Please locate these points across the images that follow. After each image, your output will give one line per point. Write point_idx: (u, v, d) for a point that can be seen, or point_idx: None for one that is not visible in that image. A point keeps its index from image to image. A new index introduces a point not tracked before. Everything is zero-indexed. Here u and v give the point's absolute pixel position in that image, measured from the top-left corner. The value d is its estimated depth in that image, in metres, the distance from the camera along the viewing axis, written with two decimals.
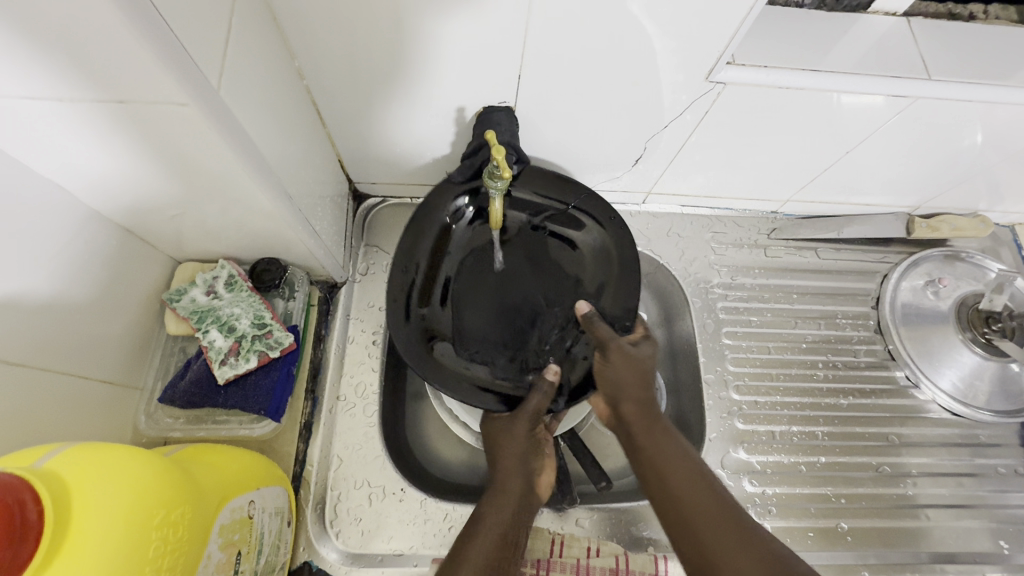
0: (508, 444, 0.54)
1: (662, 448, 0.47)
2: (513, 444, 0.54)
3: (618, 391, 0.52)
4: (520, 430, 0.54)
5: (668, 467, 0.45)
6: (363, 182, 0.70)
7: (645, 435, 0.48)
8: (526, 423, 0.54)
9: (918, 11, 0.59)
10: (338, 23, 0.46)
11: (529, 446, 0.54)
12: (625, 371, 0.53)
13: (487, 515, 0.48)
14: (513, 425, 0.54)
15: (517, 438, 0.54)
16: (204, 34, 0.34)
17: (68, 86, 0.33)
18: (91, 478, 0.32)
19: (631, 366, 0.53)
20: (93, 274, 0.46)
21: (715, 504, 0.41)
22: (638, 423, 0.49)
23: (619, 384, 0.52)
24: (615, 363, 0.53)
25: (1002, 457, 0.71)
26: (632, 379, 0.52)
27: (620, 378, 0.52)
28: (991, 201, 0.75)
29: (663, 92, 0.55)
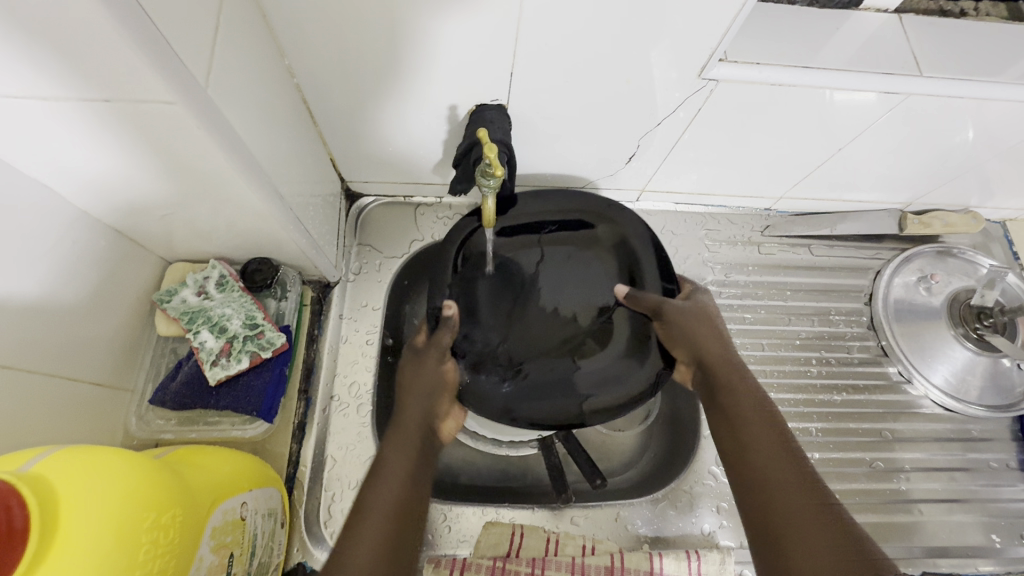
0: (414, 376, 0.52)
1: (738, 397, 0.48)
2: (418, 380, 0.51)
3: (692, 345, 0.53)
4: (433, 367, 0.52)
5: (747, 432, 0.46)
6: (356, 181, 0.69)
7: (732, 389, 0.49)
8: (435, 356, 0.53)
9: (911, 7, 0.59)
10: (327, 20, 0.46)
11: (437, 383, 0.52)
12: (701, 328, 0.53)
13: (387, 454, 0.45)
14: (423, 359, 0.53)
15: (428, 373, 0.52)
16: (190, 31, 0.33)
17: (52, 83, 0.32)
18: (79, 482, 0.32)
19: (699, 321, 0.54)
20: (81, 275, 0.46)
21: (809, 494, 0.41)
22: (726, 381, 0.50)
23: (687, 334, 0.54)
24: (686, 318, 0.54)
25: (993, 451, 0.72)
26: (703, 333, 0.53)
27: (698, 333, 0.53)
28: (982, 197, 0.76)
29: (656, 89, 0.55)
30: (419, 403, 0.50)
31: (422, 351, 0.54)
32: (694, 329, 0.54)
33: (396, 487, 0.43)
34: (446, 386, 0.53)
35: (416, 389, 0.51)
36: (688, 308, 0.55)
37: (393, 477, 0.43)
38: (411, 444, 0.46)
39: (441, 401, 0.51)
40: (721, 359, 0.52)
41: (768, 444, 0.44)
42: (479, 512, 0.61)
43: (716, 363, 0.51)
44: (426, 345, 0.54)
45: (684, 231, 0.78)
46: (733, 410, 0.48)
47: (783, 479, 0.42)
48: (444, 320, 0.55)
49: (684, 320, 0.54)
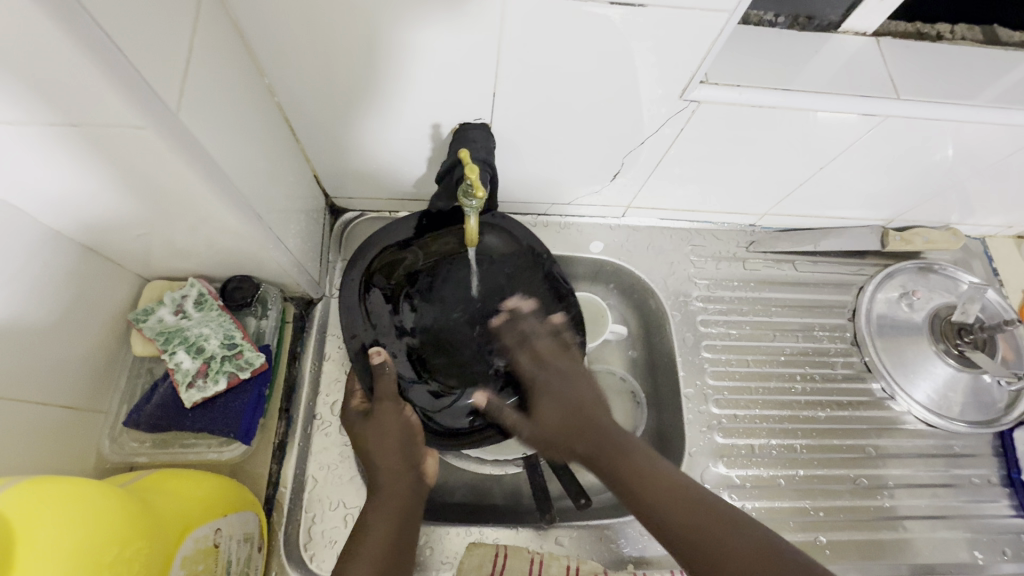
0: (377, 437, 0.55)
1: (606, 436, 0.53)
2: (385, 441, 0.55)
3: (559, 430, 0.56)
4: (391, 418, 0.56)
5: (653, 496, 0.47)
6: (339, 197, 0.69)
7: (598, 436, 0.53)
8: (392, 410, 0.56)
9: (888, 31, 0.60)
10: (307, 40, 0.46)
11: (403, 433, 0.56)
12: (559, 401, 0.57)
13: (370, 523, 0.51)
14: (377, 418, 0.56)
15: (391, 429, 0.56)
16: (162, 53, 0.33)
17: (17, 107, 0.32)
18: (37, 518, 0.31)
19: (564, 398, 0.57)
20: (53, 297, 0.45)
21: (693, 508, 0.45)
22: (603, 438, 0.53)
23: (548, 421, 0.56)
24: (545, 378, 0.58)
25: (975, 467, 0.72)
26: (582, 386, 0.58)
27: (552, 382, 0.58)
28: (962, 214, 0.77)
29: (641, 106, 0.55)
30: (392, 462, 0.54)
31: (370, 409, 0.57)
32: (560, 404, 0.57)
33: (376, 557, 0.48)
34: (412, 431, 0.57)
35: (381, 446, 0.55)
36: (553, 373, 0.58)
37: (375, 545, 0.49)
38: (390, 510, 0.52)
39: (411, 450, 0.56)
40: (597, 400, 0.57)
41: (657, 484, 0.48)
42: (463, 533, 0.60)
43: (584, 422, 0.55)
44: (372, 403, 0.57)
45: (669, 247, 0.79)
46: (618, 473, 0.50)
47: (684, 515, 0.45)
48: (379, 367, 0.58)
49: (547, 382, 0.58)
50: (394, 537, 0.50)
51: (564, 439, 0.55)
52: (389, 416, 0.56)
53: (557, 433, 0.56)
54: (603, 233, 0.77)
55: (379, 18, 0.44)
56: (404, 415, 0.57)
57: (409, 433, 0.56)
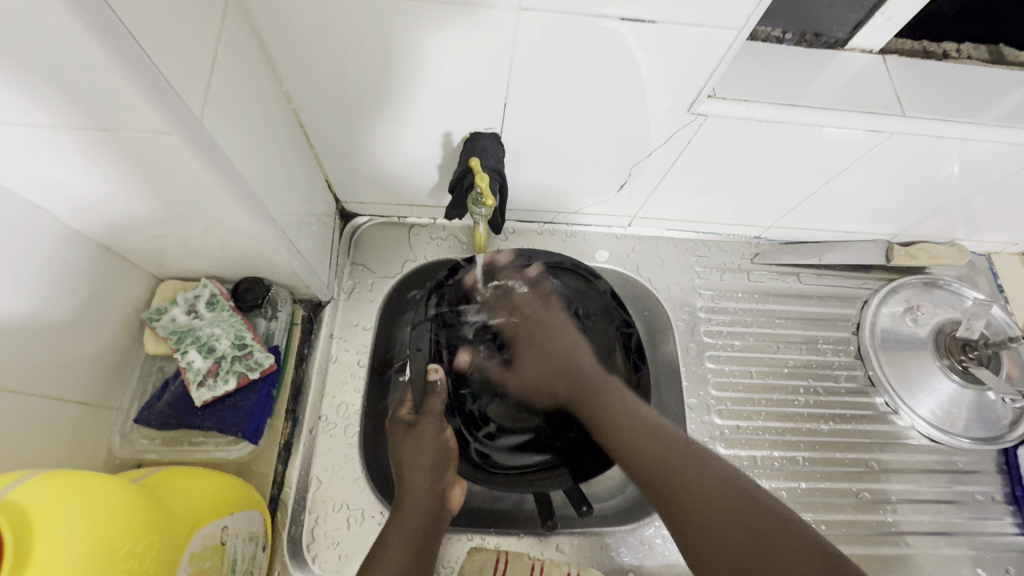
0: (414, 450, 0.59)
1: (622, 424, 0.59)
2: (420, 454, 0.59)
3: (542, 381, 0.66)
4: (432, 436, 0.60)
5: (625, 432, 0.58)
6: (350, 202, 0.70)
7: (612, 421, 0.60)
8: (431, 427, 0.61)
9: (895, 48, 0.61)
10: (325, 48, 0.47)
11: (439, 453, 0.60)
12: (544, 352, 0.67)
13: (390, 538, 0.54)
14: (419, 431, 0.60)
15: (428, 445, 0.60)
16: (188, 61, 0.34)
17: (46, 111, 0.33)
18: (55, 510, 0.32)
19: (542, 348, 0.67)
20: (70, 295, 0.46)
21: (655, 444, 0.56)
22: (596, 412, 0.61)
23: (532, 374, 0.66)
24: (525, 344, 0.68)
25: (979, 484, 0.72)
26: (566, 336, 0.67)
27: (533, 336, 0.68)
28: (966, 230, 0.77)
29: (649, 120, 0.56)
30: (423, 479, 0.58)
31: (416, 423, 0.61)
32: (539, 360, 0.67)
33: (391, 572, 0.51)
34: (448, 452, 0.61)
35: (417, 466, 0.58)
36: (527, 321, 0.68)
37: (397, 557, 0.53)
38: (410, 530, 0.55)
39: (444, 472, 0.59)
40: (557, 345, 0.67)
41: (646, 436, 0.57)
42: (464, 538, 0.61)
43: (581, 389, 0.64)
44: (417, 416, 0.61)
45: (674, 257, 0.79)
46: (600, 417, 0.61)
47: (715, 513, 0.50)
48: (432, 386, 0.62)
49: (528, 330, 0.68)
50: (411, 556, 0.53)
51: (550, 387, 0.65)
52: (430, 438, 0.60)
53: (541, 379, 0.66)
54: (609, 242, 0.78)
55: (396, 29, 0.45)
56: (443, 438, 0.61)
57: (445, 455, 0.60)
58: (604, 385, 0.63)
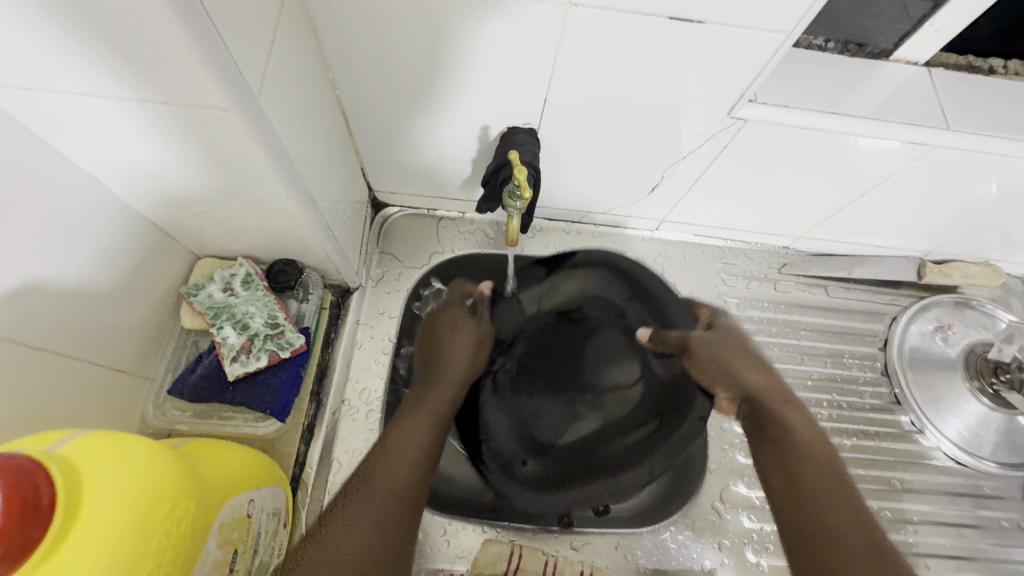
0: (451, 346, 0.58)
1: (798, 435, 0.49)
2: (454, 352, 0.58)
3: (718, 380, 0.55)
4: (462, 335, 0.59)
5: (800, 463, 0.47)
6: (382, 192, 0.71)
7: (785, 428, 0.50)
8: (467, 330, 0.59)
9: (940, 62, 0.60)
10: (372, 35, 0.48)
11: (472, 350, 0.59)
12: (737, 351, 0.56)
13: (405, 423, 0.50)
14: (459, 327, 0.59)
15: (460, 342, 0.58)
16: (250, 42, 0.35)
17: (112, 84, 0.34)
18: (103, 467, 0.33)
19: (732, 354, 0.56)
20: (117, 265, 0.48)
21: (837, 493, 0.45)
22: (780, 415, 0.51)
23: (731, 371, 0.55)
24: (708, 348, 0.56)
25: (1004, 510, 0.70)
26: (743, 365, 0.55)
27: (730, 345, 0.56)
28: (1002, 251, 0.76)
29: (686, 123, 0.56)
30: (456, 373, 0.56)
31: (458, 327, 0.60)
32: (729, 356, 0.55)
33: (371, 516, 0.42)
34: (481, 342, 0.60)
35: (450, 359, 0.57)
36: (715, 337, 0.57)
37: (395, 456, 0.46)
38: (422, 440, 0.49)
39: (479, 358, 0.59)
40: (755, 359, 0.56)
41: (824, 482, 0.45)
42: (479, 529, 0.61)
43: (769, 397, 0.53)
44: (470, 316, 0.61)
45: (700, 263, 0.79)
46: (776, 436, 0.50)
47: None
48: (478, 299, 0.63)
49: (721, 346, 0.56)
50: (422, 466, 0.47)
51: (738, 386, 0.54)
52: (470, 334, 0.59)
53: (723, 378, 0.55)
54: (636, 244, 0.78)
55: (445, 21, 0.46)
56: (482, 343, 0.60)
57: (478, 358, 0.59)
58: (793, 406, 0.52)
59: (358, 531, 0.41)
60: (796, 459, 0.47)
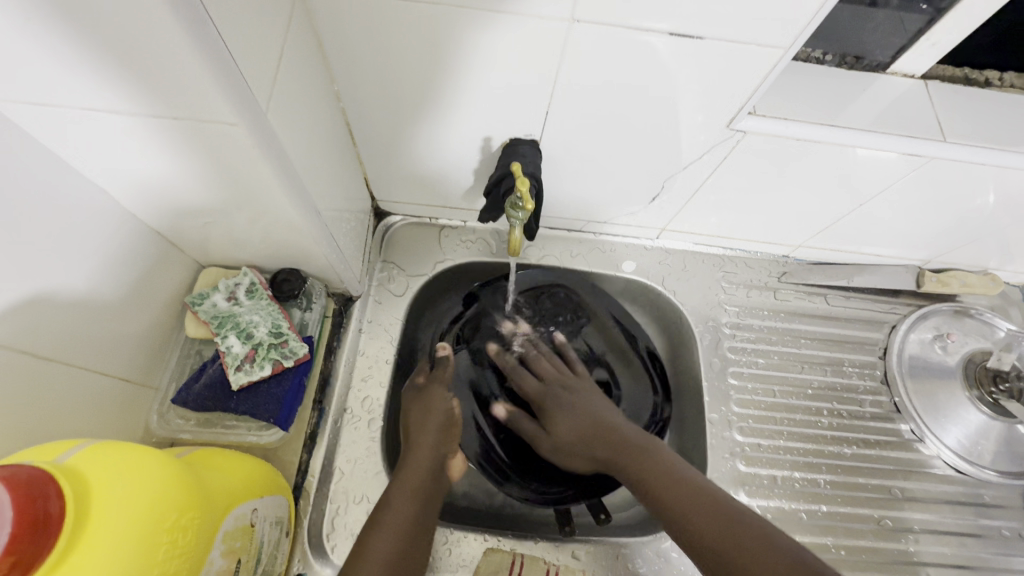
0: (420, 412, 0.62)
1: (640, 457, 0.56)
2: (426, 421, 0.61)
3: (574, 442, 0.61)
4: (439, 401, 0.63)
5: (663, 487, 0.53)
6: (385, 201, 0.72)
7: (649, 463, 0.55)
8: (437, 388, 0.64)
9: (936, 73, 0.61)
10: (376, 49, 0.48)
11: (444, 418, 0.62)
12: (579, 415, 0.62)
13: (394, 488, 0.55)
14: (428, 394, 0.64)
15: (435, 408, 0.62)
16: (258, 59, 0.36)
17: (123, 99, 0.35)
18: (109, 477, 0.33)
19: (578, 413, 0.63)
20: (123, 274, 0.48)
21: (703, 500, 0.50)
22: (630, 450, 0.58)
23: (565, 437, 0.62)
24: (554, 393, 0.64)
25: (1005, 519, 0.70)
26: (580, 416, 0.62)
27: (568, 400, 0.64)
28: (1000, 260, 0.76)
29: (687, 134, 0.57)
30: (428, 440, 0.60)
31: (425, 386, 0.65)
32: (576, 422, 0.62)
33: (400, 528, 0.52)
34: (450, 420, 0.62)
35: (421, 428, 0.60)
36: (579, 388, 0.65)
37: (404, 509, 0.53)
38: (411, 485, 0.55)
39: (446, 440, 0.61)
40: (605, 405, 0.64)
41: (687, 495, 0.51)
42: (480, 538, 0.61)
43: (618, 445, 0.59)
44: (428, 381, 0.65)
45: (701, 271, 0.79)
46: (633, 474, 0.56)
47: None
48: (442, 359, 0.67)
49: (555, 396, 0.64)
50: (416, 512, 0.54)
51: (586, 450, 0.61)
52: (437, 399, 0.63)
53: (574, 445, 0.61)
54: (637, 253, 0.78)
55: (447, 33, 0.46)
56: (449, 403, 0.64)
57: (449, 424, 0.62)
58: (644, 436, 0.59)
59: (408, 514, 0.53)
60: (652, 487, 0.53)
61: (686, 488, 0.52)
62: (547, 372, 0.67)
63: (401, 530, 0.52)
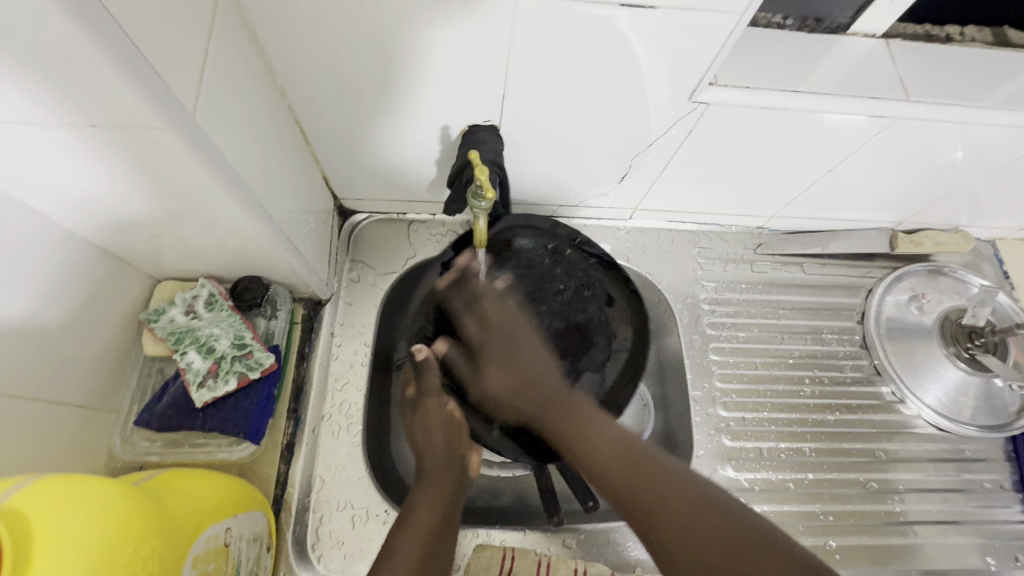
0: (423, 429, 0.59)
1: (583, 434, 0.53)
2: (431, 434, 0.59)
3: (513, 395, 0.56)
4: (436, 414, 0.60)
5: (592, 447, 0.52)
6: (348, 199, 0.69)
7: (579, 430, 0.53)
8: (433, 403, 0.60)
9: (897, 32, 0.60)
10: (315, 37, 0.45)
11: (448, 426, 0.59)
12: (512, 367, 0.57)
13: (416, 501, 0.55)
14: (424, 408, 0.60)
15: (436, 422, 0.59)
16: (179, 58, 0.34)
17: (30, 108, 0.32)
18: (56, 519, 0.31)
19: (511, 364, 0.57)
20: (67, 296, 0.46)
21: (624, 454, 0.50)
22: (561, 412, 0.54)
23: (498, 389, 0.57)
24: (493, 344, 0.58)
25: (986, 472, 0.72)
26: (511, 369, 0.57)
27: (498, 348, 0.58)
28: (972, 217, 0.76)
29: (650, 108, 0.55)
30: (439, 453, 0.58)
31: (419, 401, 0.60)
32: (507, 370, 0.57)
33: (424, 530, 0.52)
34: (456, 426, 0.60)
35: (431, 439, 0.59)
36: (501, 321, 0.59)
37: (419, 522, 0.52)
38: (434, 489, 0.56)
39: (456, 444, 0.59)
40: (535, 353, 0.58)
41: (621, 462, 0.50)
42: (470, 534, 0.61)
43: (546, 406, 0.55)
44: (419, 395, 0.60)
45: (677, 249, 0.78)
46: (562, 433, 0.53)
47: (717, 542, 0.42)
48: (423, 363, 0.60)
49: (489, 343, 0.58)
50: (439, 513, 0.54)
51: (517, 400, 0.56)
52: (435, 410, 0.60)
53: (509, 394, 0.57)
54: (611, 235, 0.77)
55: (381, 9, 0.43)
56: (449, 407, 0.60)
57: (455, 425, 0.59)
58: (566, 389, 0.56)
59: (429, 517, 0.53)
60: (579, 446, 0.52)
61: (611, 440, 0.52)
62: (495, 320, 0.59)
63: (424, 529, 0.52)
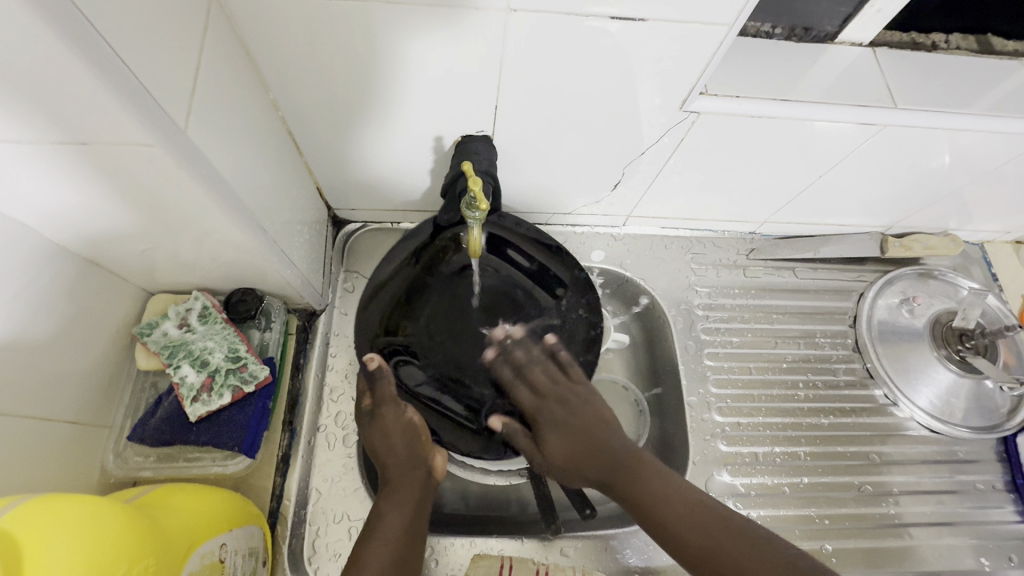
0: (381, 437, 0.58)
1: (649, 488, 0.54)
2: (391, 442, 0.58)
3: (572, 458, 0.58)
4: (395, 419, 0.59)
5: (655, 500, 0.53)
6: (341, 209, 0.70)
7: (643, 486, 0.54)
8: (391, 411, 0.59)
9: (884, 40, 0.61)
10: (307, 51, 0.46)
11: (407, 432, 0.58)
12: (569, 434, 0.60)
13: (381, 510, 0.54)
14: (381, 419, 0.59)
15: (395, 427, 0.58)
16: (170, 74, 0.34)
17: (18, 126, 0.32)
18: (49, 541, 0.31)
19: (568, 430, 0.60)
20: (58, 312, 0.45)
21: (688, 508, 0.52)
22: (625, 468, 0.56)
23: (559, 455, 0.59)
24: (547, 412, 0.61)
25: (979, 473, 0.72)
26: (576, 436, 0.59)
27: (558, 416, 0.60)
28: (960, 220, 0.77)
29: (641, 117, 0.56)
30: (399, 458, 0.57)
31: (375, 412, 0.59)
32: (566, 439, 0.59)
33: (393, 539, 0.52)
34: (416, 430, 0.59)
35: (387, 449, 0.57)
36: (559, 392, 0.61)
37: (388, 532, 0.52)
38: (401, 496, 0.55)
39: (417, 449, 0.58)
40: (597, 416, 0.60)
41: (684, 518, 0.51)
42: (467, 544, 0.60)
43: (617, 464, 0.57)
44: (376, 404, 0.59)
45: (670, 255, 0.79)
46: (628, 492, 0.54)
47: None
48: (377, 373, 0.59)
49: (551, 414, 0.60)
50: (407, 520, 0.53)
51: (581, 467, 0.58)
52: (392, 418, 0.59)
53: (570, 464, 0.59)
54: (605, 242, 0.78)
55: (372, 21, 0.43)
56: (405, 412, 0.59)
57: (414, 430, 0.59)
58: (631, 448, 0.58)
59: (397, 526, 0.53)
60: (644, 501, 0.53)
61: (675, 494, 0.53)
62: (561, 381, 0.62)
63: (394, 538, 0.52)
